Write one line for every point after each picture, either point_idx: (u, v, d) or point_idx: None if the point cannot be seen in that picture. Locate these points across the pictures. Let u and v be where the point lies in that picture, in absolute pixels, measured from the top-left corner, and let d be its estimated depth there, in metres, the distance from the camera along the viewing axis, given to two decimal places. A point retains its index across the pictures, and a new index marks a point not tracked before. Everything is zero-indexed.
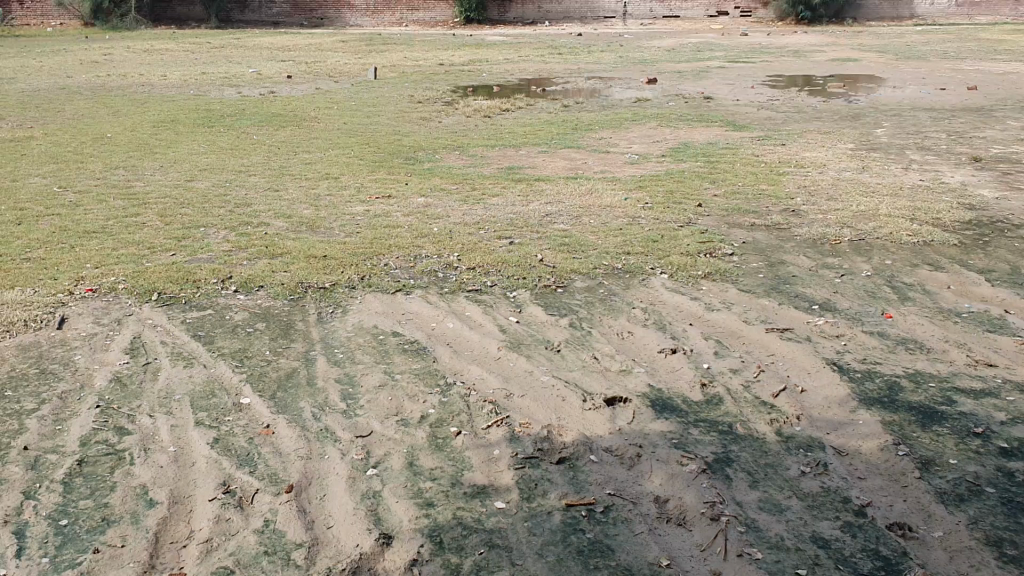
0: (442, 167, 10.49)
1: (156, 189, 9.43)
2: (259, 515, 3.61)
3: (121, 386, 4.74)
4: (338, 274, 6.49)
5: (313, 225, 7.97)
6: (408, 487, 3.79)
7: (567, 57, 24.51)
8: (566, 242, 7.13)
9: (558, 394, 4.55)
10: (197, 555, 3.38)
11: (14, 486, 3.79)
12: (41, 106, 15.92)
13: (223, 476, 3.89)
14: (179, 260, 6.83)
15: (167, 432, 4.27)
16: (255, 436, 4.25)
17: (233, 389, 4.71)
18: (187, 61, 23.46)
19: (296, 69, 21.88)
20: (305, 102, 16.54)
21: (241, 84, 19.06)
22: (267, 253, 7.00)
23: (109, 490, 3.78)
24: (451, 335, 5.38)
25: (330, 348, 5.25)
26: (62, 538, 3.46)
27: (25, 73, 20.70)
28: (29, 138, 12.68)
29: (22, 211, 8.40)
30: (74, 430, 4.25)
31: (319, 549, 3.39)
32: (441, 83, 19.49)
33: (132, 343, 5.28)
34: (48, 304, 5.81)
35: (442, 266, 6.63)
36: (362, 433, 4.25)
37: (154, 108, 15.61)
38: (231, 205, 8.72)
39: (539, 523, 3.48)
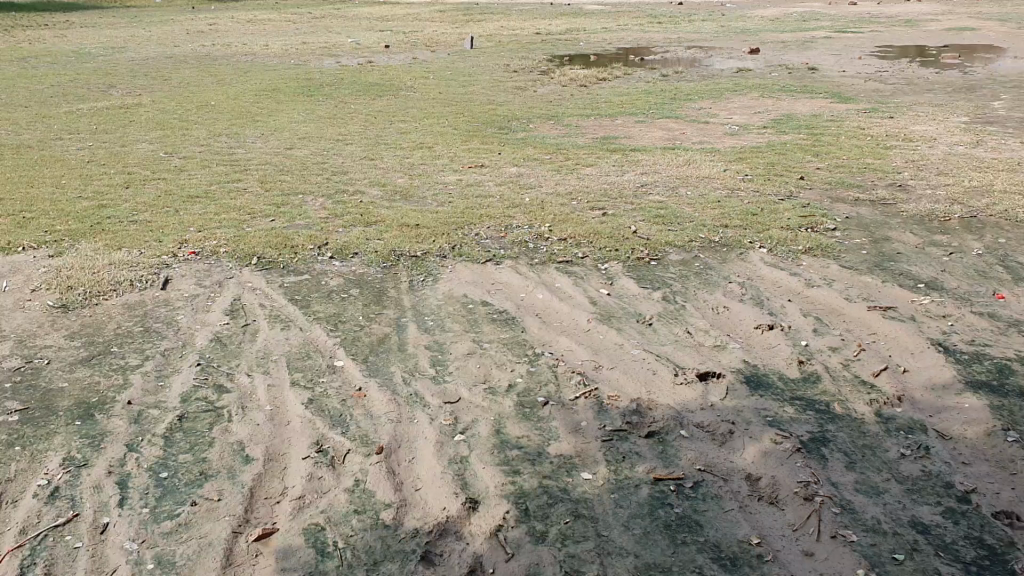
0: (536, 136, 10.45)
1: (257, 156, 9.66)
2: (350, 475, 3.68)
3: (221, 345, 4.88)
4: (430, 242, 6.54)
5: (406, 194, 8.04)
6: (494, 454, 3.79)
7: (666, 26, 24.06)
8: (660, 214, 7.01)
9: (649, 367, 4.48)
10: (290, 511, 3.45)
11: (118, 438, 3.94)
12: (150, 74, 16.48)
13: (316, 436, 3.97)
14: (278, 226, 6.98)
15: (264, 391, 4.38)
16: (348, 398, 4.33)
17: (328, 352, 4.81)
18: (289, 30, 23.94)
19: (394, 38, 22.09)
20: (402, 71, 16.67)
21: (340, 53, 19.36)
22: (363, 221, 7.10)
23: (207, 446, 3.90)
24: (540, 306, 5.36)
25: (421, 316, 5.30)
26: (163, 490, 3.59)
27: (135, 42, 21.49)
28: (139, 105, 13.15)
29: (131, 175, 8.71)
30: (176, 386, 4.40)
31: (407, 510, 3.43)
32: (537, 52, 19.41)
33: (232, 304, 5.43)
34: (154, 265, 6.01)
35: (533, 237, 6.60)
36: (450, 399, 4.27)
37: (257, 77, 15.97)
38: (328, 173, 8.87)
39: (627, 495, 3.43)
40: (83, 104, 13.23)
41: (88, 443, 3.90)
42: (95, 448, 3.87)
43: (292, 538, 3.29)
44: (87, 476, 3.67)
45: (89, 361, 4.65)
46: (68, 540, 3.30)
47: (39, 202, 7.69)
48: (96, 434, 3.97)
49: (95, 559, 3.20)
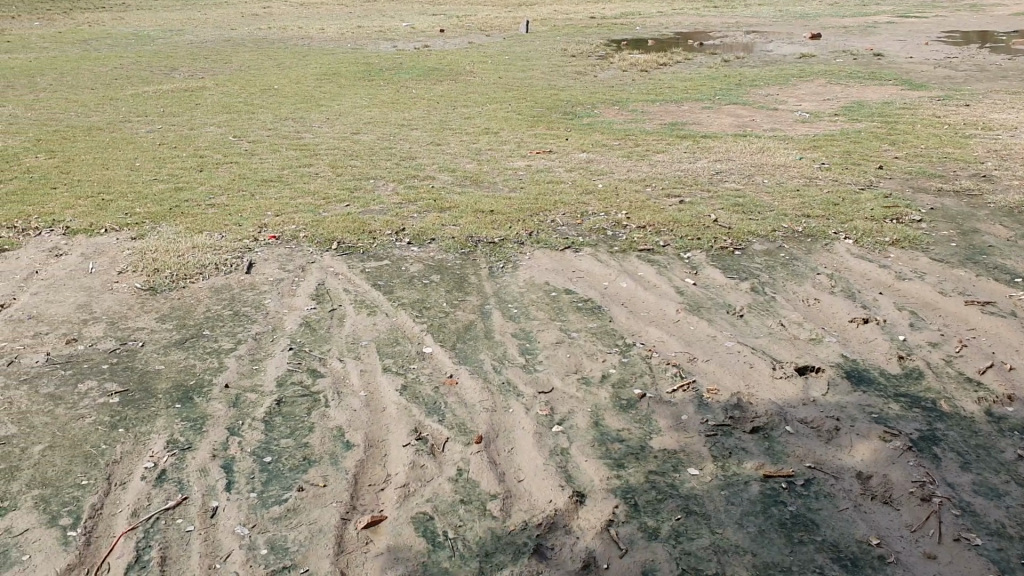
0: (602, 122, 10.36)
1: (324, 140, 9.71)
2: (452, 464, 3.67)
3: (311, 330, 4.90)
4: (507, 229, 6.50)
5: (476, 179, 8.01)
6: (596, 446, 3.75)
7: (722, 11, 23.72)
8: (738, 203, 6.89)
9: (745, 360, 4.41)
10: (396, 499, 3.45)
11: (219, 421, 3.98)
12: (210, 57, 16.64)
13: (413, 423, 3.97)
14: (353, 211, 7.00)
15: (357, 376, 4.39)
16: (441, 386, 4.31)
17: (416, 338, 4.79)
18: (342, 14, 23.98)
19: (448, 22, 22.01)
20: (459, 56, 16.63)
21: (395, 37, 19.37)
22: (437, 207, 7.08)
23: (307, 431, 3.92)
24: (626, 295, 5.30)
25: (505, 303, 5.26)
26: (268, 474, 3.61)
27: (193, 24, 21.70)
28: (203, 88, 13.25)
29: (203, 158, 8.80)
30: (270, 370, 4.43)
31: (513, 502, 3.41)
32: (594, 37, 19.23)
33: (316, 289, 5.45)
34: (236, 249, 6.05)
35: (611, 224, 6.53)
36: (544, 389, 4.24)
37: (316, 61, 16.04)
38: (397, 158, 8.86)
39: (737, 493, 3.39)
40: (147, 87, 13.38)
41: (190, 426, 3.94)
42: (197, 431, 3.90)
43: (401, 527, 3.29)
44: (192, 459, 3.70)
45: (182, 344, 4.68)
46: (179, 524, 3.32)
47: (117, 184, 7.79)
48: (196, 417, 4.01)
49: (208, 543, 3.22)
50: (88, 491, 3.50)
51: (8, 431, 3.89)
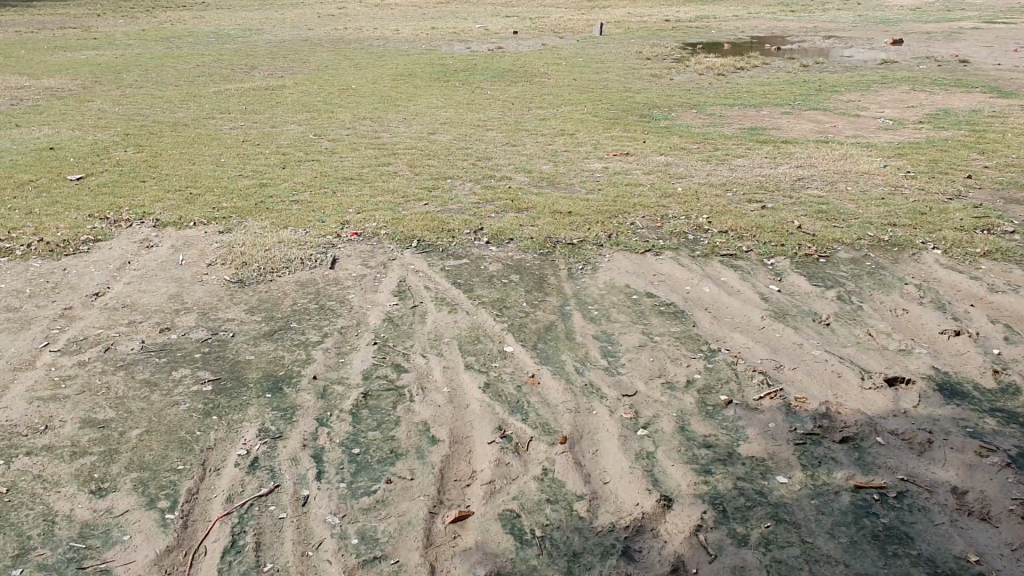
0: (680, 125, 10.29)
1: (402, 140, 9.83)
2: (538, 463, 3.69)
3: (394, 326, 4.96)
4: (586, 230, 6.50)
5: (554, 180, 8.03)
6: (682, 451, 3.75)
7: (799, 15, 23.37)
8: (822, 210, 6.79)
9: (833, 369, 4.34)
10: (483, 495, 3.49)
11: (308, 411, 4.06)
12: (289, 56, 16.98)
13: (498, 421, 3.99)
14: (432, 209, 7.07)
15: (441, 372, 4.43)
16: (524, 385, 4.33)
17: (497, 337, 4.82)
18: (417, 15, 24.22)
19: (521, 24, 22.08)
20: (533, 57, 16.66)
21: (469, 39, 19.50)
22: (515, 207, 7.11)
23: (394, 424, 3.98)
24: (709, 300, 5.26)
25: (586, 304, 5.27)
26: (357, 466, 3.68)
27: (270, 24, 22.14)
28: (283, 87, 13.53)
29: (285, 156, 8.97)
30: (356, 364, 4.50)
31: (600, 503, 3.43)
32: (668, 40, 19.09)
33: (398, 286, 5.52)
34: (320, 245, 6.16)
35: (692, 228, 6.48)
36: (628, 392, 4.23)
37: (392, 62, 16.22)
38: (474, 158, 8.93)
39: (828, 502, 3.36)
40: (229, 85, 13.68)
41: (280, 416, 4.02)
42: (287, 421, 3.99)
43: (489, 524, 3.33)
44: (283, 448, 3.79)
45: (270, 336, 4.79)
46: (272, 510, 3.40)
47: (203, 179, 7.98)
48: (286, 407, 4.09)
49: (300, 531, 3.29)
50: (184, 476, 3.60)
51: (107, 415, 4.01)
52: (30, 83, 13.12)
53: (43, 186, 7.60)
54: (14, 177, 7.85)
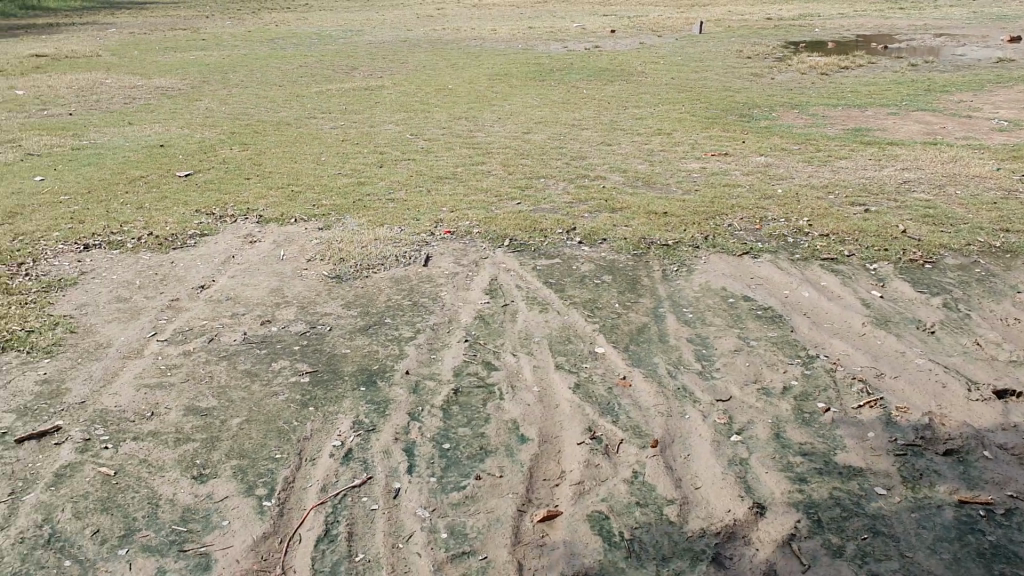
0: (780, 125, 10.08)
1: (498, 139, 9.90)
2: (628, 465, 3.67)
3: (485, 324, 5.00)
4: (681, 232, 6.42)
5: (649, 180, 7.96)
6: (777, 459, 3.68)
7: (908, 12, 22.59)
8: (928, 214, 6.55)
9: (938, 379, 4.20)
10: (571, 495, 3.49)
11: (400, 406, 4.12)
12: (388, 57, 17.26)
13: (588, 422, 3.99)
14: (525, 209, 7.10)
15: (531, 372, 4.44)
16: (614, 387, 4.30)
17: (588, 338, 4.81)
18: (515, 15, 24.31)
19: (619, 23, 21.95)
20: (630, 56, 16.55)
21: (566, 38, 19.51)
22: (610, 207, 7.08)
23: (484, 421, 4.01)
24: (807, 305, 5.14)
25: (679, 307, 5.21)
26: (447, 461, 3.72)
27: (370, 25, 22.54)
28: (381, 87, 13.77)
29: (382, 154, 9.13)
30: (447, 360, 4.55)
31: (690, 509, 3.39)
32: (770, 38, 18.71)
33: (490, 284, 5.56)
34: (415, 242, 6.26)
35: (791, 230, 6.34)
36: (721, 396, 4.17)
37: (489, 61, 16.33)
38: (569, 157, 8.92)
39: (930, 516, 3.26)
40: (331, 85, 13.99)
41: (373, 409, 4.10)
42: (380, 414, 4.06)
43: (577, 524, 3.33)
44: (376, 441, 3.86)
45: (365, 330, 4.88)
46: (364, 502, 3.47)
47: (304, 177, 8.19)
48: (379, 401, 4.17)
49: (391, 522, 3.35)
50: (281, 464, 3.70)
51: (209, 403, 4.16)
52: (143, 82, 13.67)
53: (153, 182, 7.92)
54: (127, 173, 8.20)
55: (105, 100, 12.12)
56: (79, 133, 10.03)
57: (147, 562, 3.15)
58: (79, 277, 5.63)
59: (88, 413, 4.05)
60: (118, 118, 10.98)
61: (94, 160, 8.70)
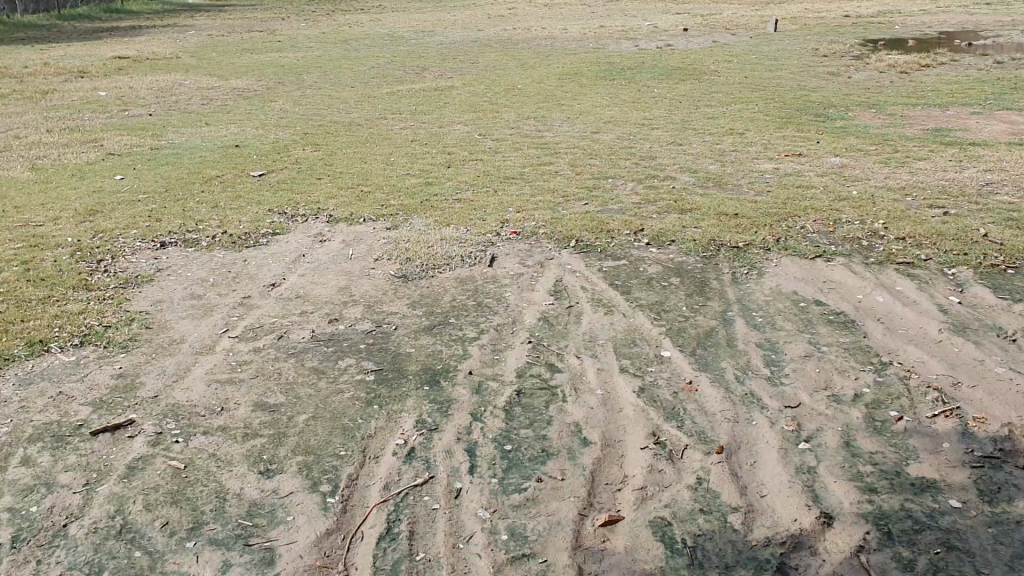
0: (857, 125, 9.83)
1: (566, 139, 9.87)
2: (692, 471, 3.62)
3: (550, 325, 4.98)
4: (752, 234, 6.31)
5: (720, 181, 7.84)
6: (846, 468, 3.60)
7: (995, 8, 21.84)
8: (1012, 217, 6.33)
9: (1019, 390, 4.06)
10: (633, 501, 3.45)
11: (462, 406, 4.13)
12: (458, 57, 17.33)
13: (652, 426, 3.94)
14: (592, 209, 7.06)
15: (595, 374, 4.41)
16: (680, 391, 4.24)
17: (654, 341, 4.75)
18: (586, 14, 24.20)
19: (692, 22, 21.69)
20: (703, 55, 16.34)
21: (637, 37, 19.36)
22: (678, 208, 6.99)
23: (546, 423, 4.00)
24: (881, 310, 5.00)
25: (748, 310, 5.12)
26: (509, 462, 3.72)
27: (442, 26, 22.68)
28: (451, 87, 13.83)
29: (451, 155, 9.17)
30: (511, 361, 4.55)
31: (755, 517, 3.33)
32: (848, 36, 18.28)
33: (556, 286, 5.54)
34: (481, 243, 6.27)
35: (866, 233, 6.19)
36: (790, 403, 4.08)
37: (559, 61, 16.28)
38: (638, 157, 8.84)
39: (1006, 532, 3.17)
40: (401, 86, 14.11)
41: (436, 408, 4.12)
42: (443, 414, 4.07)
43: (639, 530, 3.29)
44: (439, 440, 3.87)
45: (430, 330, 4.91)
46: (426, 501, 3.49)
47: (373, 177, 8.28)
48: (442, 400, 4.18)
49: (452, 522, 3.36)
50: (345, 462, 3.74)
51: (277, 399, 4.22)
52: (219, 84, 13.97)
53: (227, 181, 8.09)
54: (202, 172, 8.39)
55: (183, 101, 12.42)
56: (158, 133, 10.29)
57: (215, 555, 3.21)
58: (155, 274, 5.78)
59: (161, 407, 4.15)
60: (195, 118, 11.24)
61: (172, 160, 8.93)
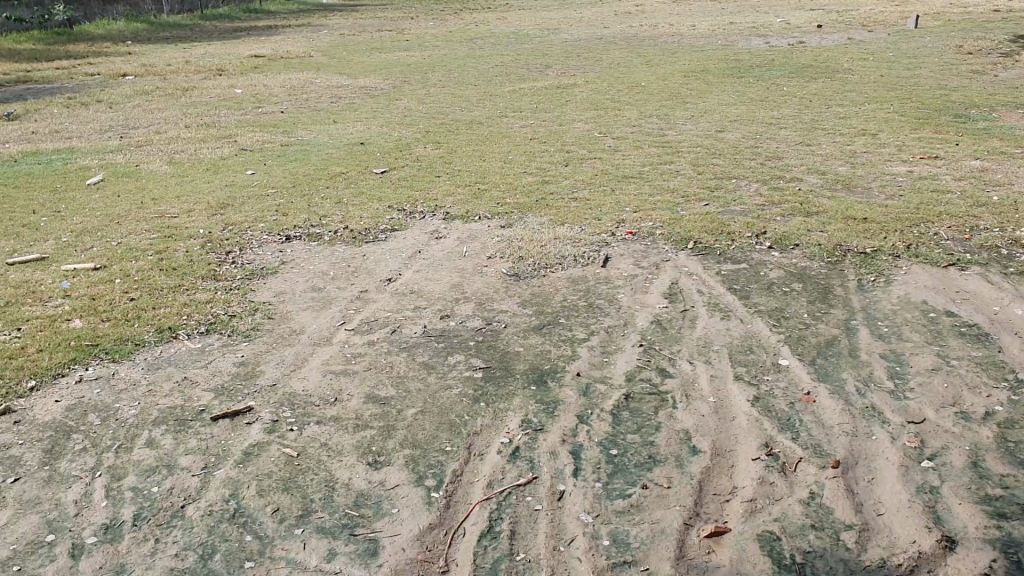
0: (1002, 127, 9.31)
1: (689, 138, 9.70)
2: (805, 485, 3.49)
3: (662, 329, 4.90)
4: (880, 239, 6.05)
5: (849, 183, 7.55)
6: (973, 490, 3.42)
7: None
8: None
9: None
10: (741, 513, 3.36)
11: (569, 408, 4.11)
12: (584, 55, 17.28)
13: (765, 437, 3.82)
14: (713, 210, 6.90)
15: (708, 381, 4.31)
16: (797, 402, 4.10)
17: (771, 349, 4.61)
18: (715, 11, 23.71)
19: (826, 18, 20.97)
20: (837, 52, 15.79)
21: (769, 33, 18.85)
22: (803, 210, 6.77)
23: (655, 429, 3.93)
24: (1020, 325, 4.72)
25: (873, 320, 4.90)
26: (614, 467, 3.67)
27: (568, 24, 22.65)
28: (574, 85, 13.80)
29: (570, 153, 9.16)
30: (621, 364, 4.49)
31: (870, 537, 3.20)
32: (996, 32, 17.33)
33: (670, 288, 5.44)
34: (596, 242, 6.23)
35: (1006, 242, 5.85)
36: (914, 418, 3.89)
37: (685, 59, 16.03)
38: (763, 158, 8.61)
39: None
40: (525, 84, 14.17)
41: (543, 409, 4.11)
42: (549, 415, 4.06)
43: (746, 543, 3.20)
44: (544, 441, 3.86)
45: (540, 330, 4.90)
46: (528, 501, 3.48)
47: (492, 175, 8.34)
48: (549, 401, 4.17)
49: (554, 524, 3.34)
50: (450, 457, 3.77)
51: (388, 393, 4.30)
52: (349, 82, 14.35)
53: (351, 178, 8.30)
54: (328, 169, 8.64)
55: (314, 99, 12.81)
56: (289, 130, 10.65)
57: (321, 543, 3.29)
58: (279, 266, 5.98)
59: (277, 395, 4.29)
60: (324, 116, 11.59)
61: (300, 156, 9.22)
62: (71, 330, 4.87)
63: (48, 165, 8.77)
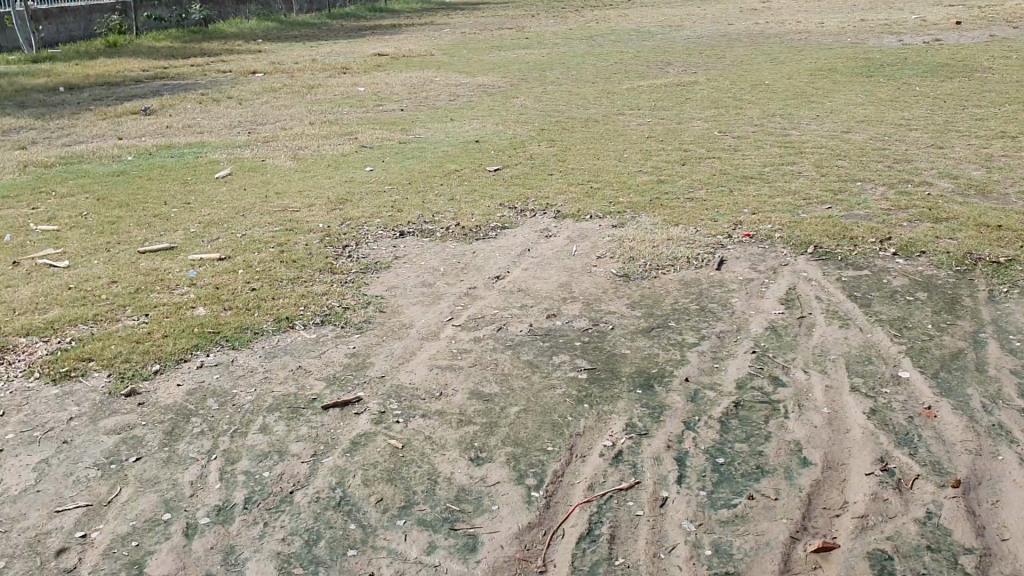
0: None
1: (813, 138, 9.41)
2: (922, 503, 3.34)
3: (776, 336, 4.77)
4: (1016, 249, 5.73)
5: (983, 188, 7.18)
6: None
7: None
8: None
9: None
10: (852, 529, 3.23)
11: (675, 413, 4.04)
12: (706, 52, 16.96)
13: (880, 452, 3.67)
14: (835, 214, 6.68)
15: (822, 391, 4.17)
16: (916, 417, 3.92)
17: (891, 360, 4.42)
18: (846, 7, 22.90)
19: (966, 14, 19.97)
20: (977, 50, 15.01)
21: (903, 31, 18.09)
22: (932, 216, 6.47)
23: (764, 439, 3.83)
24: None
25: (1004, 333, 4.65)
26: (720, 476, 3.59)
27: (691, 21, 22.26)
28: (694, 83, 13.57)
29: (686, 152, 9.02)
30: (730, 371, 4.40)
31: (991, 563, 3.04)
32: None
33: (787, 294, 5.29)
34: (710, 244, 6.11)
35: None
36: None
37: (813, 57, 15.54)
38: (891, 160, 8.27)
39: None
40: (644, 82, 14.02)
41: (648, 413, 4.06)
42: (655, 420, 4.00)
43: (856, 561, 3.08)
44: (648, 446, 3.81)
45: (649, 332, 4.85)
46: (630, 506, 3.44)
47: (607, 174, 8.28)
48: (655, 405, 4.12)
49: (655, 531, 3.29)
50: (552, 457, 3.77)
51: (493, 389, 4.33)
52: (468, 81, 14.51)
53: (466, 175, 8.40)
54: (444, 166, 8.76)
55: (433, 97, 13.01)
56: (408, 128, 10.84)
57: (422, 535, 3.34)
58: (393, 261, 6.10)
59: (385, 387, 4.37)
60: (443, 114, 11.75)
61: (417, 153, 9.38)
62: (195, 317, 5.10)
63: (180, 158, 9.20)
